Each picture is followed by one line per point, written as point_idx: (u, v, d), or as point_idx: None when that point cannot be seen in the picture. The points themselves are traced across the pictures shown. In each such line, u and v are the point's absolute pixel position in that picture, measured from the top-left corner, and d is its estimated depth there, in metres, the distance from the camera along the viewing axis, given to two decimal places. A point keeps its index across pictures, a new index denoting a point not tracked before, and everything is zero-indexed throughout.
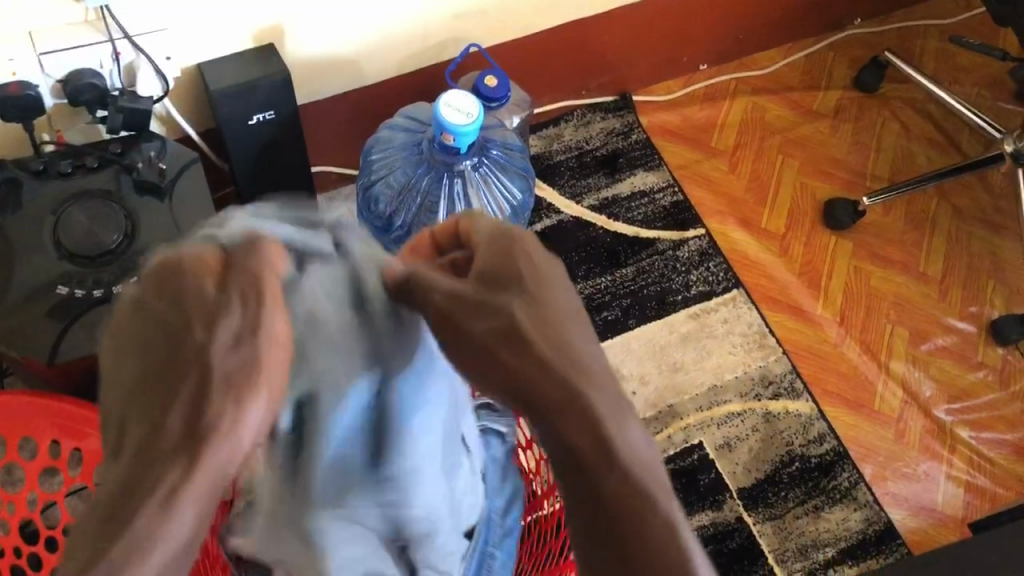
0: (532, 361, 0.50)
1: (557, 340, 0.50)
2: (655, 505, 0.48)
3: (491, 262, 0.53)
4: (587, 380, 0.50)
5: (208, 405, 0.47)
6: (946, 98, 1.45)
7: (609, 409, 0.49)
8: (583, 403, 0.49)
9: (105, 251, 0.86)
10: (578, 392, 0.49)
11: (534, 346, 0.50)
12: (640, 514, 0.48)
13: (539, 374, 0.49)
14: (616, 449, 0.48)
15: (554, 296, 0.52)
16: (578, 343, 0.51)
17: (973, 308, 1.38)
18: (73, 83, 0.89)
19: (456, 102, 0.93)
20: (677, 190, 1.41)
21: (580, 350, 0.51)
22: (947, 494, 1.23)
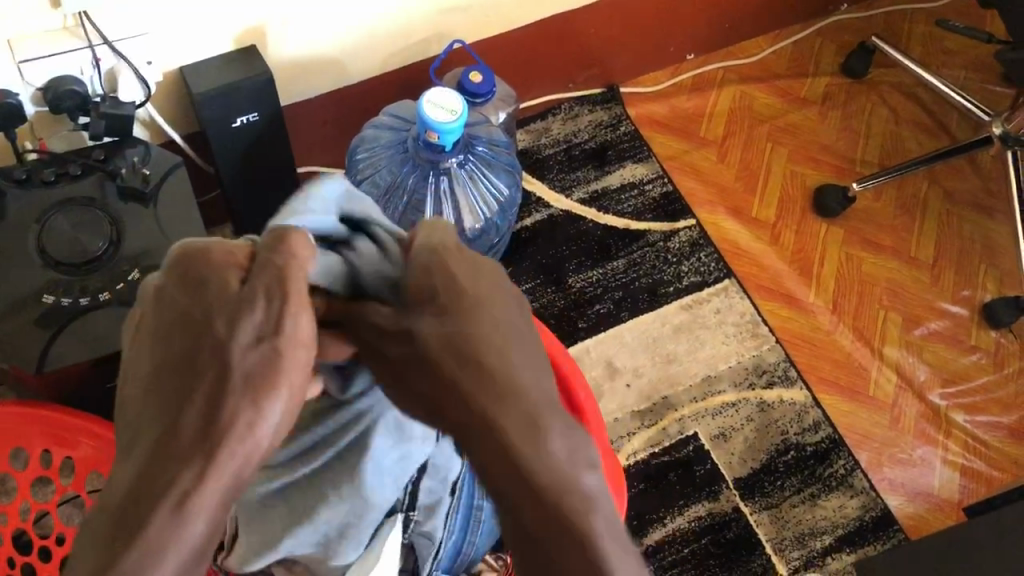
0: (456, 377, 0.51)
1: (471, 356, 0.51)
2: (574, 523, 0.48)
3: (421, 278, 0.55)
4: (511, 394, 0.50)
5: (224, 406, 0.49)
6: (934, 82, 1.45)
7: (521, 428, 0.50)
8: (490, 416, 0.50)
9: (91, 258, 0.86)
10: (485, 411, 0.50)
11: (448, 369, 0.52)
12: (557, 528, 0.48)
13: (461, 389, 0.51)
14: (528, 465, 0.49)
15: (495, 309, 0.53)
16: (500, 358, 0.51)
17: (966, 291, 1.38)
18: (53, 90, 0.89)
19: (440, 99, 0.93)
20: (667, 181, 1.40)
21: (505, 360, 0.51)
22: (943, 478, 1.23)
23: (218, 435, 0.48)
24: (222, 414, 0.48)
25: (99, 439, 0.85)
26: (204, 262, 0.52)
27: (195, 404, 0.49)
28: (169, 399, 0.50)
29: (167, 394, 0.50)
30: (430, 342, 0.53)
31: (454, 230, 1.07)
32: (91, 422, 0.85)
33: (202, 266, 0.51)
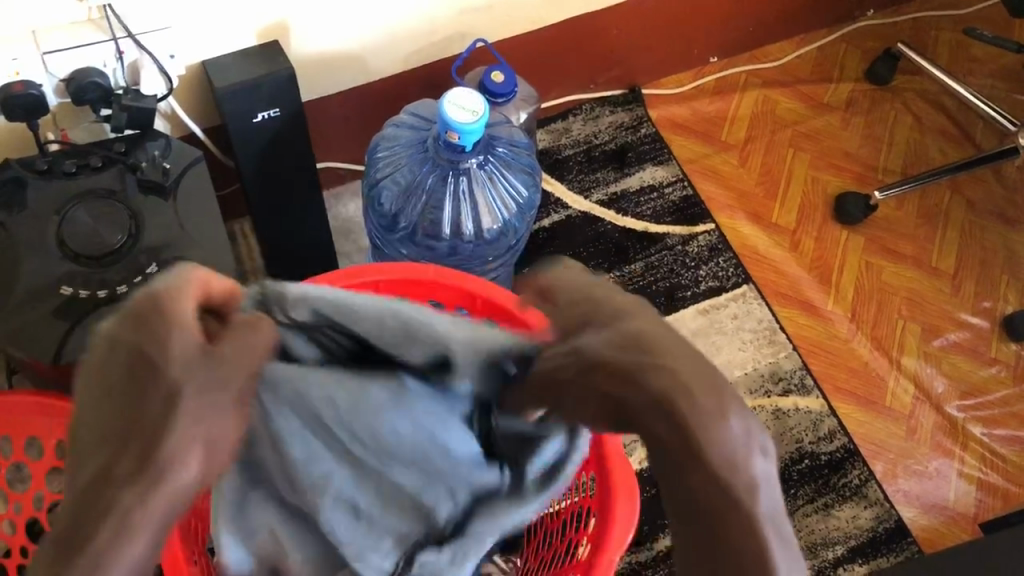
0: (619, 379, 0.49)
1: (652, 352, 0.49)
2: (750, 513, 0.46)
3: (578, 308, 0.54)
4: (684, 380, 0.48)
5: (162, 445, 0.47)
6: (960, 90, 1.43)
7: (706, 412, 0.47)
8: (667, 419, 0.48)
9: (111, 250, 0.86)
10: (665, 396, 0.48)
11: (629, 367, 0.49)
12: (733, 519, 0.47)
13: (627, 376, 0.49)
14: (708, 454, 0.47)
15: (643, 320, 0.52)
16: (682, 359, 0.49)
17: (986, 303, 1.36)
18: (78, 82, 0.88)
19: (461, 99, 0.93)
20: (687, 185, 1.40)
21: (673, 355, 0.49)
22: (958, 491, 1.22)
23: (151, 473, 0.47)
24: (158, 457, 0.47)
25: None
26: (176, 309, 0.51)
27: (136, 438, 0.48)
28: (111, 435, 0.48)
29: (110, 429, 0.48)
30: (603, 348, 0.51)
31: (471, 230, 1.06)
32: None
33: (178, 323, 0.50)
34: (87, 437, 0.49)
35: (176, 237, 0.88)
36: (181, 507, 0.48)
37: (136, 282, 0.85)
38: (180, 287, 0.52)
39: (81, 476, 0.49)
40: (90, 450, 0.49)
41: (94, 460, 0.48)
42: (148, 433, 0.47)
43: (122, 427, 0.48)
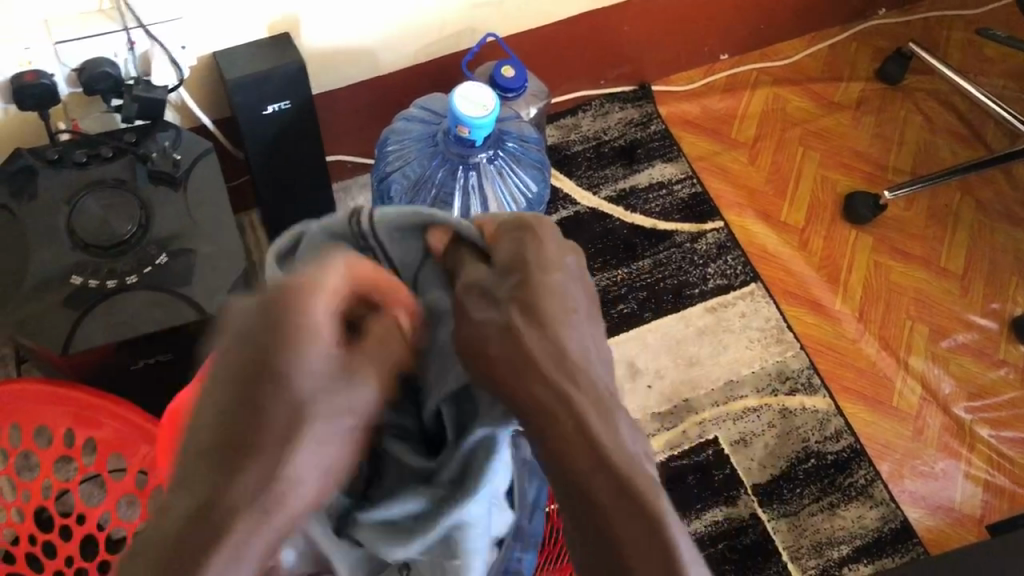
0: (513, 361, 0.49)
1: (549, 322, 0.51)
2: (647, 511, 0.47)
3: (507, 250, 0.55)
4: (579, 367, 0.50)
5: (293, 469, 0.44)
6: (971, 89, 1.43)
7: (591, 403, 0.49)
8: (552, 406, 0.48)
9: (120, 240, 0.86)
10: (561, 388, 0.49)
11: (526, 345, 0.50)
12: (625, 515, 0.47)
13: (518, 364, 0.49)
14: (600, 440, 0.47)
15: (556, 278, 0.53)
16: (571, 337, 0.50)
17: (995, 304, 1.36)
18: (88, 72, 0.89)
19: (472, 94, 0.93)
20: (696, 182, 1.39)
21: (564, 337, 0.50)
22: (965, 493, 1.22)
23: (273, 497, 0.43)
24: (278, 487, 0.43)
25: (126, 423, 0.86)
26: (301, 309, 0.45)
27: (261, 454, 0.43)
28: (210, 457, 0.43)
29: (210, 446, 0.44)
30: (507, 312, 0.51)
31: None
32: (118, 405, 0.86)
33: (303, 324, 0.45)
34: (191, 449, 0.44)
35: (186, 228, 0.88)
36: (295, 524, 0.46)
37: (146, 273, 0.85)
38: (320, 277, 0.47)
39: (185, 492, 0.44)
40: (198, 462, 0.44)
41: (209, 478, 0.43)
42: (276, 452, 0.43)
43: (245, 443, 0.43)
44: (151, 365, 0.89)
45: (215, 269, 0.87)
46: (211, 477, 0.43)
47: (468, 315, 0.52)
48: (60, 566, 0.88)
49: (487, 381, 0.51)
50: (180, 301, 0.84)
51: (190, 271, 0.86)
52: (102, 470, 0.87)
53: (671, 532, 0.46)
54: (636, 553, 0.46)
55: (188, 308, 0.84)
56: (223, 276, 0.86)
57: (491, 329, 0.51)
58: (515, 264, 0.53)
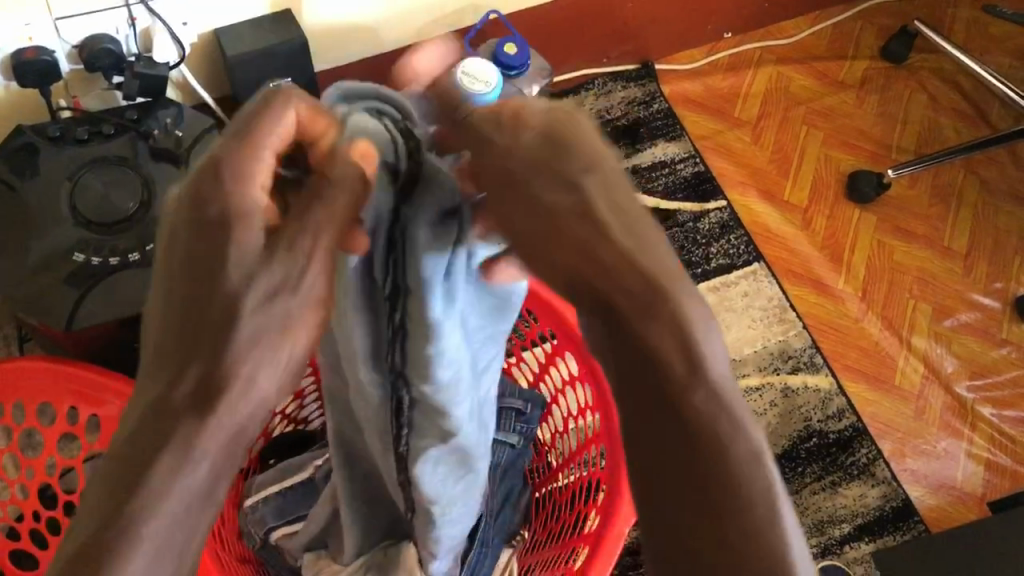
0: (616, 334, 0.44)
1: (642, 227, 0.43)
2: (745, 477, 0.45)
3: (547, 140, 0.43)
4: (678, 293, 0.43)
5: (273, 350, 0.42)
6: (977, 68, 1.42)
7: (704, 320, 0.44)
8: (649, 339, 0.43)
9: (123, 217, 0.86)
10: (673, 299, 0.42)
11: (627, 315, 0.43)
12: (725, 481, 0.45)
13: (611, 271, 0.42)
14: (699, 417, 0.45)
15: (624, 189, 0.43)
16: (662, 249, 0.43)
17: (998, 284, 1.36)
18: (90, 49, 0.89)
19: (474, 69, 0.92)
20: (699, 161, 1.39)
21: (663, 252, 0.43)
22: (966, 471, 1.22)
23: (253, 377, 0.42)
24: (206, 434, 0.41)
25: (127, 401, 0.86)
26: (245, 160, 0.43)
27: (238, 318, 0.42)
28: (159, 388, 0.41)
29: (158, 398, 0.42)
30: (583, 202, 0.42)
31: None
32: (120, 382, 0.85)
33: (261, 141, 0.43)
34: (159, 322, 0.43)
35: None
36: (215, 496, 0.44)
37: (147, 250, 0.85)
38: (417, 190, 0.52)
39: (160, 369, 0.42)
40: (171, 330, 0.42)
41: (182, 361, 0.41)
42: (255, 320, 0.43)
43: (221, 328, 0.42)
44: None
45: None
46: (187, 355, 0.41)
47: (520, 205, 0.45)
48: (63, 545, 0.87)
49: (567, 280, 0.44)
50: None
51: None
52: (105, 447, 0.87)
53: (764, 496, 0.46)
54: (739, 502, 0.45)
55: None
56: None
57: (581, 261, 0.43)
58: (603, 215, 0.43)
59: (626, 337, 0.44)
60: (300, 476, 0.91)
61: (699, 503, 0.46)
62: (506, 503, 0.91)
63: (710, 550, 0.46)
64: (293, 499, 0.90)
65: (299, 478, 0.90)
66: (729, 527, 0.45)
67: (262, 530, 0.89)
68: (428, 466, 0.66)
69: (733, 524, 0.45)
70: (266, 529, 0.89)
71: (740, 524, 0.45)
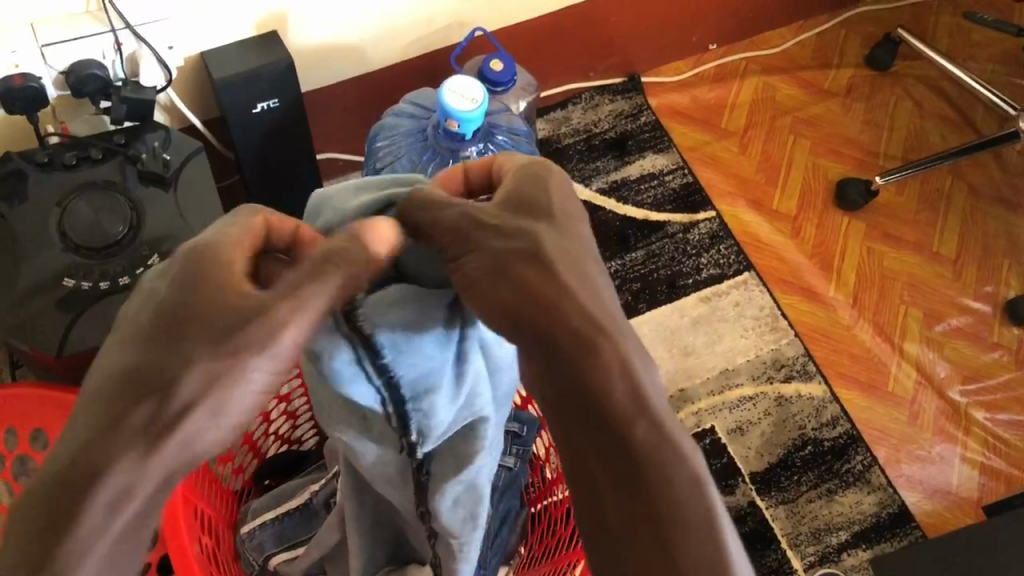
0: (538, 317, 0.50)
1: (576, 262, 0.53)
2: (678, 453, 0.50)
3: (526, 185, 0.57)
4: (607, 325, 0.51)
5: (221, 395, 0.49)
6: (960, 74, 1.43)
7: (634, 350, 0.51)
8: (585, 363, 0.50)
9: (112, 241, 0.86)
10: (602, 328, 0.50)
11: (544, 297, 0.50)
12: (665, 465, 0.49)
13: (549, 302, 0.50)
14: (617, 393, 0.50)
15: (569, 235, 0.55)
16: (592, 287, 0.52)
17: (988, 288, 1.36)
18: (75, 74, 0.89)
19: (459, 87, 0.93)
20: (688, 172, 1.39)
21: (596, 294, 0.52)
22: (961, 476, 1.22)
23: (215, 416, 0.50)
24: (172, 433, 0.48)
25: None
26: (230, 250, 0.54)
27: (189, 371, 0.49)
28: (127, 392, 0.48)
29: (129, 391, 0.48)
30: (532, 244, 0.52)
31: None
32: None
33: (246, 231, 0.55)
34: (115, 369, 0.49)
35: (177, 229, 0.88)
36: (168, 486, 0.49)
37: (138, 274, 0.85)
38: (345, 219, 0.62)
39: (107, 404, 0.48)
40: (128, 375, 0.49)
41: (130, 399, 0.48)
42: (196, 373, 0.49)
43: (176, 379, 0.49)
44: None
45: None
46: (141, 395, 0.48)
47: (481, 245, 0.53)
48: None
49: (512, 315, 0.51)
50: None
51: None
52: None
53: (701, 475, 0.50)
54: (681, 514, 0.49)
55: None
56: None
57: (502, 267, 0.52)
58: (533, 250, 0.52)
59: (537, 323, 0.51)
60: (298, 500, 0.89)
61: (642, 518, 0.49)
62: (502, 525, 0.89)
63: (657, 530, 0.49)
64: (291, 524, 0.88)
65: (298, 502, 0.89)
66: (667, 508, 0.49)
67: (260, 556, 0.88)
68: (450, 514, 0.68)
69: (679, 535, 0.49)
70: (265, 555, 0.88)
71: (681, 538, 0.49)
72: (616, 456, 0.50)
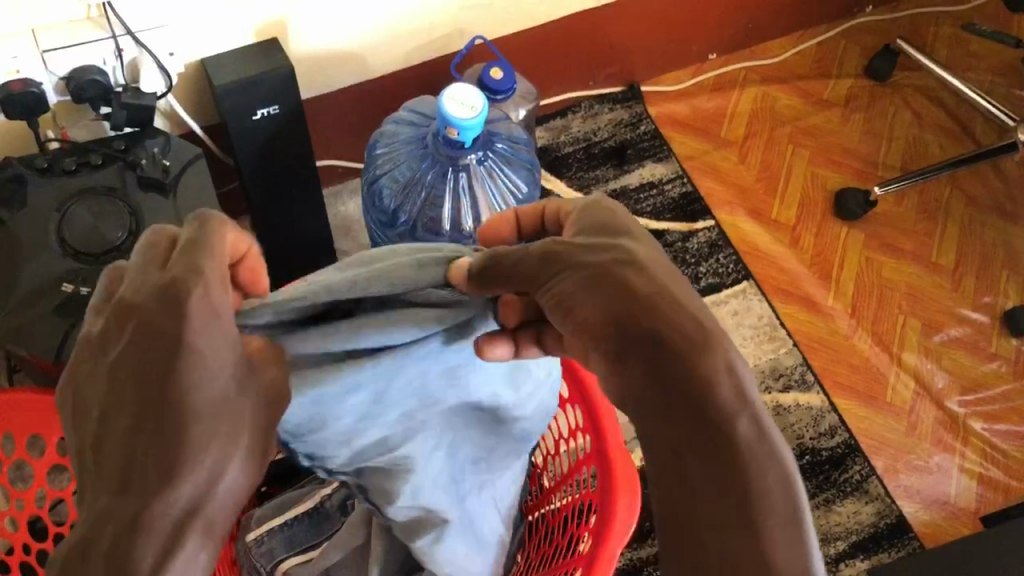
0: (638, 316, 0.49)
1: (675, 276, 0.52)
2: (776, 456, 0.48)
3: (595, 224, 0.57)
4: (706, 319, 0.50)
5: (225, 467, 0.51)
6: (960, 86, 1.43)
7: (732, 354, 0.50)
8: (695, 362, 0.48)
9: (110, 247, 0.86)
10: (704, 329, 0.49)
11: (645, 297, 0.50)
12: (759, 462, 0.48)
13: (655, 306, 0.49)
14: (720, 394, 0.48)
15: (649, 246, 0.54)
16: (687, 292, 0.51)
17: (987, 298, 1.36)
18: (75, 81, 0.89)
19: (459, 95, 0.93)
20: (687, 181, 1.40)
21: (689, 294, 0.51)
22: (959, 486, 1.22)
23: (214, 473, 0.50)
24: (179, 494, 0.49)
25: None
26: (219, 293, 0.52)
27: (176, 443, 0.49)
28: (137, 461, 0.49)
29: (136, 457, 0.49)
30: (623, 255, 0.52)
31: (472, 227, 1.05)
32: None
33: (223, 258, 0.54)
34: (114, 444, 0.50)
35: None
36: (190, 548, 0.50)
37: None
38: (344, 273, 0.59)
39: (117, 491, 0.49)
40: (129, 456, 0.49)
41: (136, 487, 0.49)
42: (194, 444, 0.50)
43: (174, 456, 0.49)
44: None
45: None
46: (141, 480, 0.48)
47: (577, 258, 0.53)
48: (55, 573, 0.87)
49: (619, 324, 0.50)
50: None
51: None
52: None
53: (795, 481, 0.48)
54: (770, 506, 0.47)
55: None
56: None
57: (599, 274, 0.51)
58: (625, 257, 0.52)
59: (638, 319, 0.49)
60: (306, 506, 0.90)
61: (732, 515, 0.47)
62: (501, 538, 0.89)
63: (749, 530, 0.47)
64: (301, 530, 0.89)
65: (308, 506, 0.90)
66: (761, 505, 0.47)
67: (269, 563, 0.87)
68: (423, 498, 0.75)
69: (770, 530, 0.47)
70: (273, 562, 0.87)
71: (766, 529, 0.47)
72: (715, 447, 0.48)
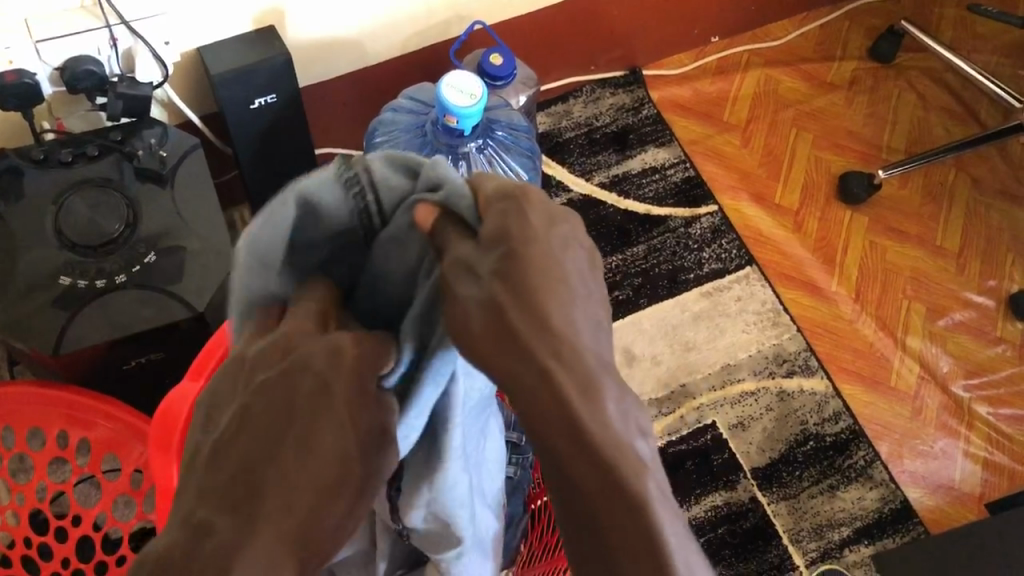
0: (514, 325, 0.42)
1: (565, 287, 0.44)
2: (640, 502, 0.42)
3: (494, 223, 0.45)
4: (570, 348, 0.43)
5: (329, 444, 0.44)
6: (964, 66, 1.42)
7: (583, 387, 0.42)
8: (573, 399, 0.42)
9: (108, 240, 0.85)
10: (546, 373, 0.42)
11: (527, 280, 0.43)
12: (615, 508, 0.42)
13: (536, 301, 0.43)
14: (585, 427, 0.42)
15: (544, 248, 0.44)
16: (563, 312, 0.43)
17: (992, 281, 1.35)
18: (70, 70, 0.88)
19: (458, 82, 0.92)
20: (689, 166, 1.39)
21: (567, 314, 0.43)
22: (964, 471, 1.21)
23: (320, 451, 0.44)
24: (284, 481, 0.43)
25: (117, 424, 0.86)
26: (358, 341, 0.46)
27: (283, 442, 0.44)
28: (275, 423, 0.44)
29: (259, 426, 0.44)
30: (488, 287, 0.43)
31: None
32: (110, 406, 0.85)
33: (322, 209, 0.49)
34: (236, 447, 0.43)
35: (174, 227, 0.88)
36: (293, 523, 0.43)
37: (134, 272, 0.84)
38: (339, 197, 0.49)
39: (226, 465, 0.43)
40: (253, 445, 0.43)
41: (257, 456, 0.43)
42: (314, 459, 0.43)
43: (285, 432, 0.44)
44: (143, 364, 0.89)
45: (205, 266, 0.86)
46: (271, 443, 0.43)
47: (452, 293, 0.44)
48: (58, 567, 0.87)
49: None
50: (169, 299, 0.83)
51: (179, 269, 0.85)
52: (97, 471, 0.87)
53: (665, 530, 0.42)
54: (629, 538, 0.42)
55: (179, 307, 0.83)
56: (212, 275, 0.85)
57: (499, 268, 0.43)
58: (498, 238, 0.44)
59: (544, 330, 0.42)
60: None
61: (587, 530, 0.44)
62: (507, 531, 0.88)
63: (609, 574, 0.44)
64: None
65: None
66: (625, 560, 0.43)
67: None
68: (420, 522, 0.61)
69: (624, 561, 0.43)
70: None
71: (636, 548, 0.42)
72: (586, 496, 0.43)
